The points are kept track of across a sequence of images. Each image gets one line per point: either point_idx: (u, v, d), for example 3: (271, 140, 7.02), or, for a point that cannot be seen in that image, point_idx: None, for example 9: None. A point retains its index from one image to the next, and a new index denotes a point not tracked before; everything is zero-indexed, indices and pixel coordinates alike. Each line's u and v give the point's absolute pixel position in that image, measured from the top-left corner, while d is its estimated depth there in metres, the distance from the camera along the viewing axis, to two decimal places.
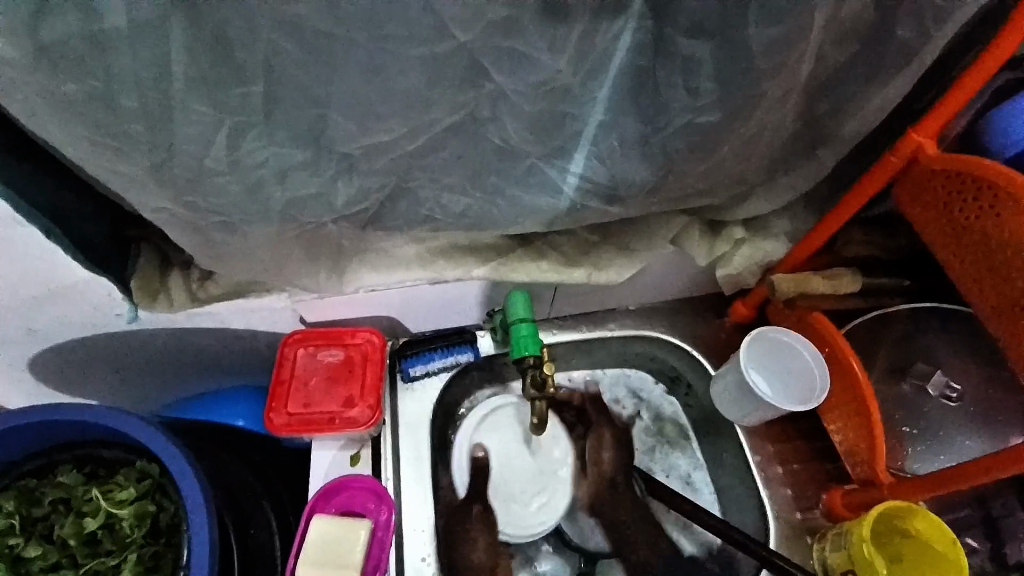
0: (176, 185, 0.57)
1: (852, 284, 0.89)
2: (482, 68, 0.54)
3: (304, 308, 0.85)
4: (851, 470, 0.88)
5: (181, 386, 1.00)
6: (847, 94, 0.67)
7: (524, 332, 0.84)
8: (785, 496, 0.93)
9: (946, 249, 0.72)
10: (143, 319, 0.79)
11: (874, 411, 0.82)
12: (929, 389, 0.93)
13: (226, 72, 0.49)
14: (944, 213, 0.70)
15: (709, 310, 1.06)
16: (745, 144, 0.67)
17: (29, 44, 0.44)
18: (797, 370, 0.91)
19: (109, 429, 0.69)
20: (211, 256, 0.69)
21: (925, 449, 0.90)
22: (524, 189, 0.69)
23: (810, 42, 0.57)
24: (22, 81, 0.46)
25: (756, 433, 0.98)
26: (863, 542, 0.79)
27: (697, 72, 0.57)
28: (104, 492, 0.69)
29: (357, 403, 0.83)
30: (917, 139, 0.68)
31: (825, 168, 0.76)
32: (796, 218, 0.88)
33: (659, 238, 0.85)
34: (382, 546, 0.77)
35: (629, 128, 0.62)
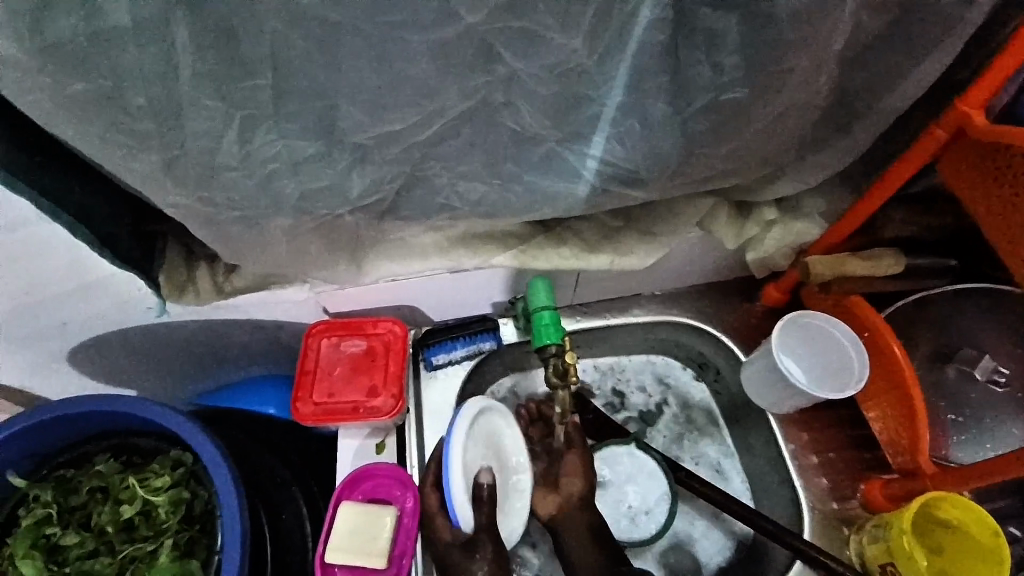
0: (191, 181, 0.57)
1: (894, 265, 0.84)
2: (491, 51, 0.51)
3: (326, 299, 0.86)
4: (892, 460, 0.85)
5: (213, 375, 1.03)
6: (888, 61, 0.62)
7: (546, 320, 0.83)
8: (821, 486, 0.90)
9: (997, 226, 0.67)
10: (172, 312, 0.81)
11: (915, 399, 0.78)
12: (976, 373, 0.88)
13: (233, 66, 0.48)
14: (997, 188, 0.65)
15: (738, 294, 1.02)
16: (775, 120, 0.63)
17: (40, 46, 0.45)
18: (833, 356, 0.87)
19: (143, 419, 0.72)
20: (231, 250, 0.69)
21: (971, 438, 0.85)
22: (541, 175, 0.66)
23: (847, 7, 0.53)
24: (37, 83, 0.47)
25: (789, 421, 0.94)
26: (904, 534, 0.75)
27: (720, 45, 0.53)
28: (139, 480, 0.72)
29: (381, 392, 0.83)
30: (965, 111, 0.63)
31: (863, 142, 0.71)
32: (831, 196, 0.84)
33: (685, 221, 0.81)
34: (408, 534, 0.78)
35: (649, 108, 0.59)
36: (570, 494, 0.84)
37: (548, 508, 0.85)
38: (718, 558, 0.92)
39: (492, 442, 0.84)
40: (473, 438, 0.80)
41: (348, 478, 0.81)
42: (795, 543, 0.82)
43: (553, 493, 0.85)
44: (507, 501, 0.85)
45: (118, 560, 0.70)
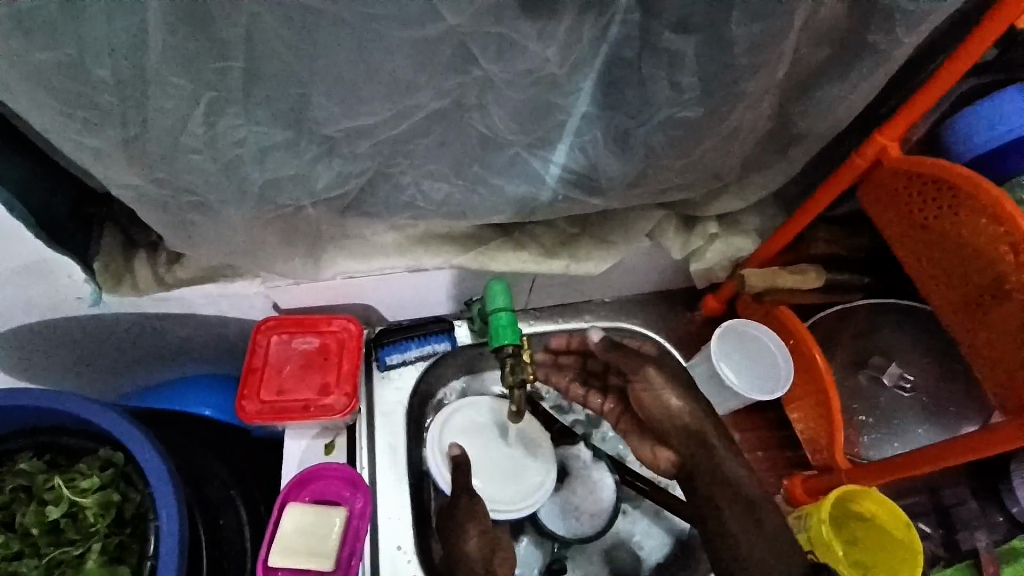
0: (148, 161, 0.55)
1: (817, 279, 0.92)
2: (469, 53, 0.53)
3: (278, 295, 0.84)
4: (812, 457, 0.93)
5: (145, 374, 0.96)
6: (818, 97, 0.70)
7: (503, 321, 0.85)
8: (750, 482, 0.98)
9: (905, 245, 0.76)
10: (108, 303, 0.76)
11: (833, 400, 0.87)
12: (883, 379, 0.99)
13: (205, 45, 0.47)
14: (904, 213, 0.74)
15: (681, 304, 1.09)
16: (723, 142, 0.69)
17: None
18: (765, 361, 0.94)
19: (73, 416, 0.67)
20: (183, 238, 0.67)
21: (881, 438, 0.95)
22: (506, 178, 0.69)
23: (790, 43, 0.59)
24: None
25: (726, 423, 1.01)
26: (823, 524, 0.81)
27: (679, 67, 0.58)
28: (66, 481, 0.67)
29: (334, 390, 0.82)
30: (881, 142, 0.72)
31: (796, 167, 0.79)
32: (766, 215, 0.92)
33: (636, 232, 0.86)
34: (356, 537, 0.76)
35: (612, 120, 0.64)
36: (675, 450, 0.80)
37: (666, 456, 0.81)
38: (657, 554, 0.96)
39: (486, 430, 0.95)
40: (452, 428, 0.94)
41: (295, 478, 0.79)
42: None
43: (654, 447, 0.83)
44: (516, 478, 0.92)
45: (43, 564, 0.65)
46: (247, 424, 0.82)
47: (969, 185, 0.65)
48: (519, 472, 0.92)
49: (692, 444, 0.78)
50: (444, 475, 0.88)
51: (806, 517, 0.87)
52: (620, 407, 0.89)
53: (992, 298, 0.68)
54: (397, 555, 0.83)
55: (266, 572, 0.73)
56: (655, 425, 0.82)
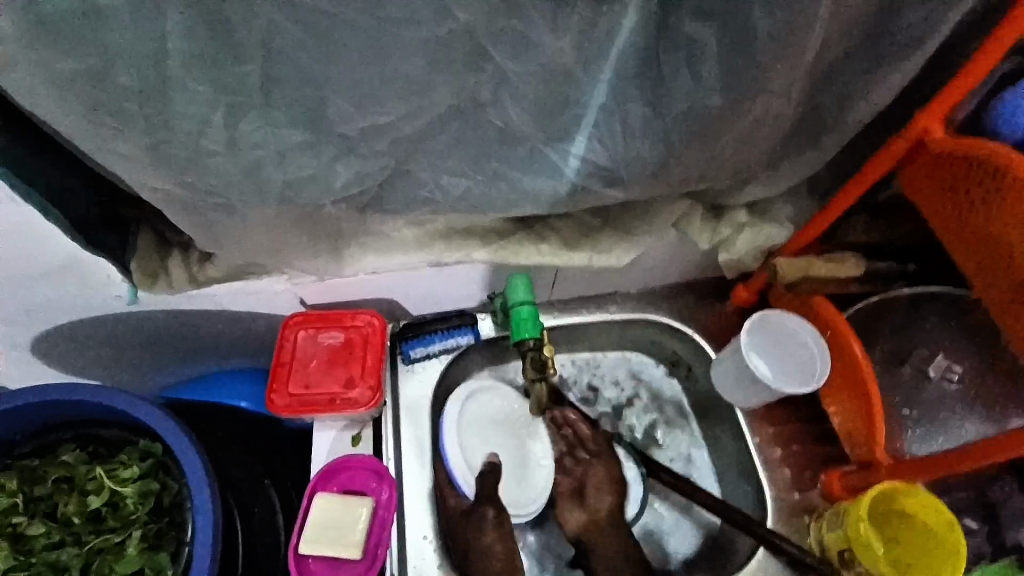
0: (170, 165, 0.56)
1: (855, 269, 0.88)
2: (481, 49, 0.52)
3: (304, 291, 0.85)
4: (849, 452, 0.88)
5: (182, 367, 1.00)
6: (855, 77, 0.65)
7: (523, 315, 0.84)
8: (784, 477, 0.94)
9: (949, 230, 0.72)
10: (144, 300, 0.79)
11: (873, 395, 0.82)
12: (930, 372, 0.93)
13: (220, 53, 0.48)
14: (950, 197, 0.69)
15: (710, 294, 1.06)
16: (750, 129, 0.66)
17: (17, 21, 0.43)
18: (797, 354, 0.91)
19: (109, 409, 0.71)
20: (210, 240, 0.69)
21: (924, 435, 0.91)
22: (525, 172, 0.68)
23: (822, 24, 0.55)
24: (8, 58, 0.45)
25: (756, 416, 0.98)
26: (861, 522, 0.79)
27: (701, 54, 0.56)
28: (107, 471, 0.70)
29: (359, 383, 0.83)
30: (924, 122, 0.67)
31: (831, 153, 0.75)
32: (800, 202, 0.87)
33: (660, 222, 0.84)
34: (383, 527, 0.78)
35: (632, 111, 0.61)
36: (598, 509, 0.91)
37: (576, 521, 0.91)
38: (686, 549, 0.95)
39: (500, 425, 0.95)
40: (466, 425, 0.93)
41: (322, 469, 0.81)
42: (760, 531, 0.85)
43: (579, 507, 0.92)
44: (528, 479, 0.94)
45: (84, 551, 0.68)
46: (276, 416, 0.84)
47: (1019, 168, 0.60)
48: (525, 477, 0.94)
49: (600, 532, 0.90)
50: (469, 483, 0.87)
51: (841, 515, 0.84)
52: (570, 491, 0.93)
53: None
54: (424, 545, 0.86)
55: (298, 559, 0.75)
56: (593, 510, 0.91)
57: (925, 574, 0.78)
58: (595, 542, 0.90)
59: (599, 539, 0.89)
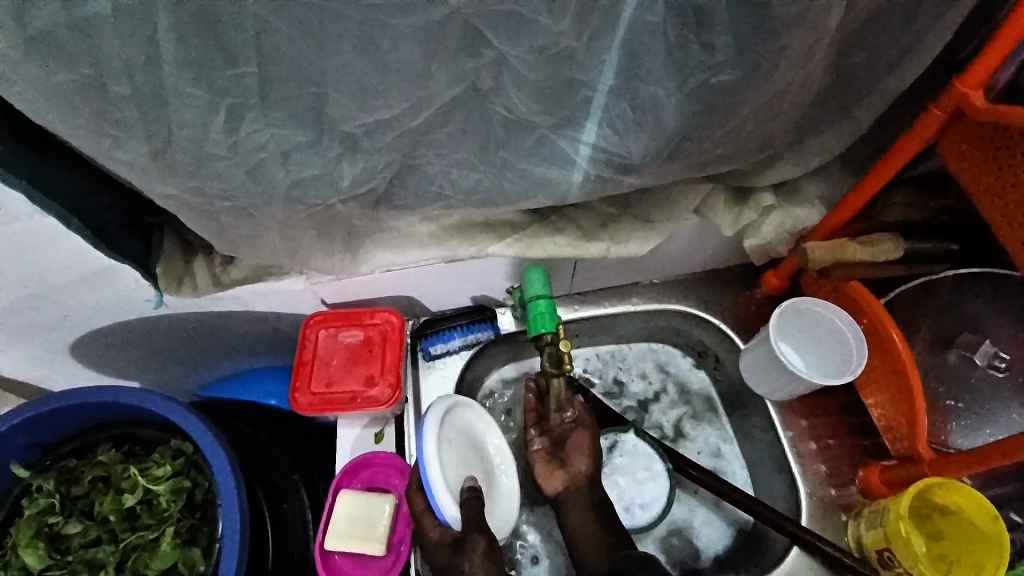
0: (181, 171, 0.57)
1: (893, 250, 0.81)
2: (479, 35, 0.51)
3: (324, 290, 0.86)
4: (891, 446, 0.84)
5: (214, 367, 1.03)
6: (886, 40, 0.61)
7: (541, 309, 0.83)
8: (818, 473, 0.89)
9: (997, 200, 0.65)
10: (170, 304, 0.81)
11: (914, 385, 0.77)
12: (976, 359, 0.87)
13: (217, 55, 0.48)
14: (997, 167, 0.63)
15: (738, 281, 1.01)
16: (770, 104, 0.62)
17: (23, 37, 0.44)
18: (832, 343, 0.87)
19: (143, 410, 0.73)
20: (226, 241, 0.70)
21: (971, 424, 0.85)
22: (534, 162, 0.66)
23: None
24: (21, 74, 0.47)
25: (788, 409, 0.93)
26: (901, 520, 0.75)
27: (712, 26, 0.53)
28: (140, 470, 0.73)
29: (378, 381, 0.84)
30: (962, 91, 0.61)
31: (861, 125, 0.70)
32: (831, 180, 0.82)
33: (681, 209, 0.81)
34: (406, 522, 0.79)
35: (643, 93, 0.59)
36: (576, 473, 0.85)
37: (555, 484, 0.86)
38: (717, 545, 0.92)
39: (466, 434, 0.82)
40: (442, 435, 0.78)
41: (346, 466, 0.82)
42: (790, 527, 0.82)
43: (559, 470, 0.86)
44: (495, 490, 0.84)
45: (121, 548, 0.71)
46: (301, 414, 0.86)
47: None
48: (493, 489, 0.84)
49: (578, 494, 0.84)
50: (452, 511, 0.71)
51: (880, 512, 0.80)
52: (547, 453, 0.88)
53: None
54: None
55: (323, 554, 0.76)
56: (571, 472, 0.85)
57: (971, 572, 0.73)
58: (570, 502, 0.84)
59: (575, 500, 0.83)
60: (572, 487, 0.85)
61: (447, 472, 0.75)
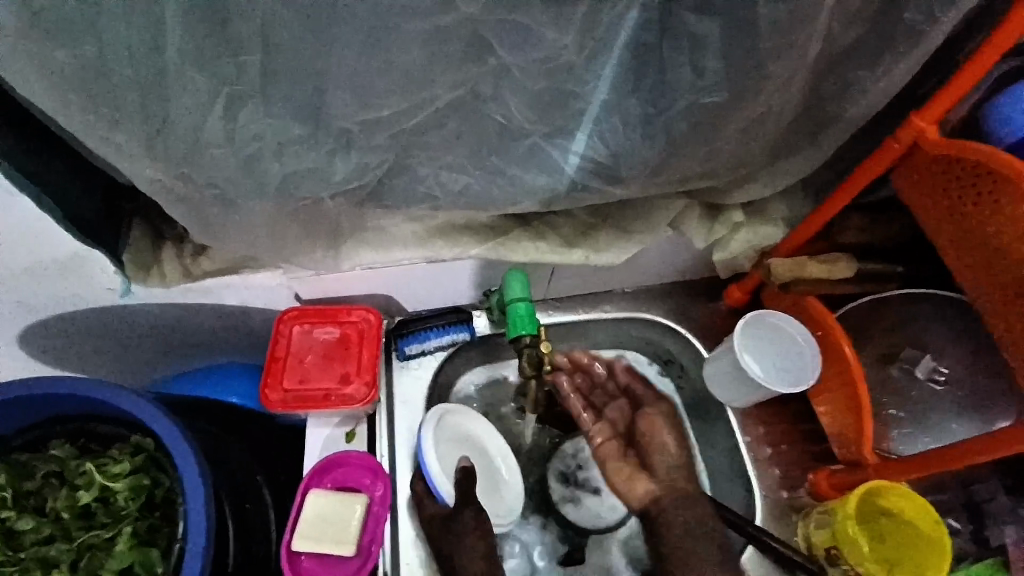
0: (168, 157, 0.55)
1: (847, 269, 0.89)
2: (485, 42, 0.52)
3: (301, 286, 0.84)
4: (838, 452, 0.90)
5: (173, 363, 0.99)
6: (851, 77, 0.67)
7: (522, 311, 0.84)
8: (773, 476, 0.95)
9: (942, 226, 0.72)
10: (136, 294, 0.78)
11: (863, 396, 0.84)
12: (916, 371, 0.96)
13: (222, 41, 0.48)
14: (943, 198, 0.70)
15: (702, 294, 1.06)
16: (749, 127, 0.66)
17: (21, 9, 0.43)
18: (790, 356, 0.91)
19: (102, 403, 0.69)
20: (204, 231, 0.68)
21: (910, 433, 0.92)
22: (525, 169, 0.68)
23: (821, 23, 0.56)
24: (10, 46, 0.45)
25: (747, 416, 0.99)
26: (848, 521, 0.80)
27: (703, 50, 0.56)
28: (97, 465, 0.69)
29: (354, 380, 0.82)
30: (919, 125, 0.68)
31: (826, 153, 0.76)
32: (794, 202, 0.89)
33: (657, 221, 0.84)
34: (377, 522, 0.78)
35: (632, 109, 0.62)
36: (672, 479, 0.88)
37: (640, 493, 0.89)
38: None
39: (467, 435, 0.90)
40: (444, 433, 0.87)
41: (317, 465, 0.81)
42: (749, 529, 0.86)
43: (643, 474, 0.90)
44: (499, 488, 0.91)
45: (75, 547, 0.68)
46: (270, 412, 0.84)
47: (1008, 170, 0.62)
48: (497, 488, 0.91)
49: (678, 505, 0.85)
50: (446, 490, 0.81)
51: (830, 513, 0.85)
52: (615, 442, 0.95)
53: None
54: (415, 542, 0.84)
55: (290, 556, 0.75)
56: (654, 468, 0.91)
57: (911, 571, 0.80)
58: (661, 518, 0.84)
59: (663, 514, 0.84)
60: (665, 500, 0.86)
61: (445, 461, 0.85)
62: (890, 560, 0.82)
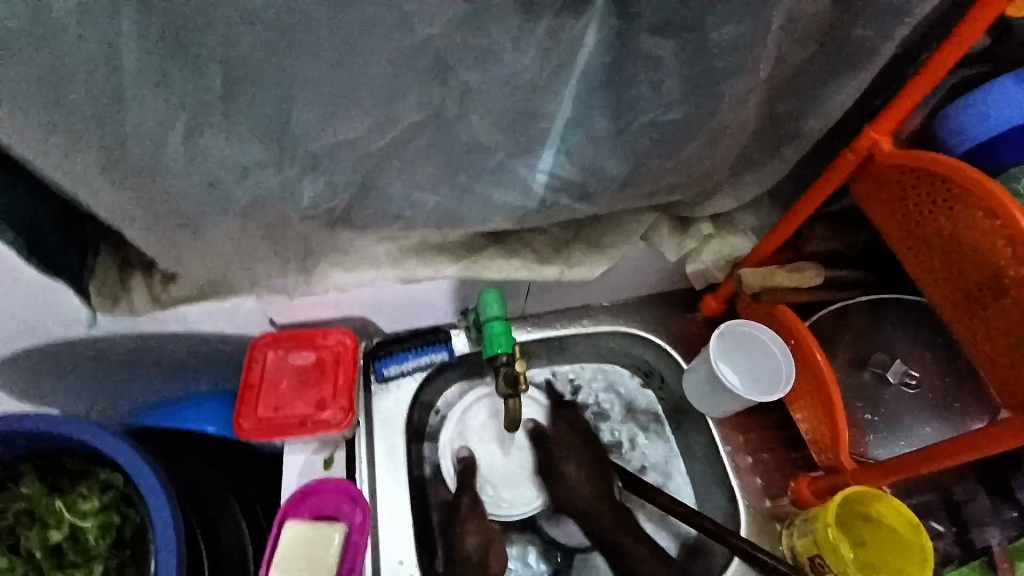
0: (132, 183, 0.55)
1: (816, 276, 0.90)
2: (447, 63, 0.53)
3: (274, 309, 0.84)
4: (817, 458, 0.91)
5: (145, 393, 0.97)
6: (807, 91, 0.69)
7: (497, 330, 0.84)
8: (755, 485, 0.96)
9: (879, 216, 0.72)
10: (103, 323, 0.76)
11: (838, 403, 0.85)
12: (888, 377, 0.97)
13: (182, 66, 0.48)
14: (900, 207, 0.73)
15: (680, 305, 1.07)
16: (713, 141, 0.67)
17: None
18: (764, 361, 0.93)
19: (66, 438, 0.67)
20: (172, 256, 0.67)
21: (887, 437, 0.94)
22: (495, 186, 0.67)
23: (771, 41, 0.58)
24: None
25: (727, 425, 1.00)
26: (828, 527, 0.81)
27: (661, 68, 0.58)
28: (66, 503, 0.67)
29: (330, 404, 0.81)
30: (874, 136, 0.71)
31: (789, 164, 0.78)
32: (762, 213, 0.91)
33: (630, 234, 0.84)
34: (357, 550, 0.75)
35: (598, 125, 0.63)
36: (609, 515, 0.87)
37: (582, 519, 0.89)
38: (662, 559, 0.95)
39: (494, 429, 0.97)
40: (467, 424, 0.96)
41: (294, 495, 0.79)
42: (736, 541, 0.86)
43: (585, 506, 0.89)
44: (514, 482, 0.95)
45: None
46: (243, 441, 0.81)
47: (962, 177, 0.64)
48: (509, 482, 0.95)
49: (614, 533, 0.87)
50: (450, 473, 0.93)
51: (812, 520, 0.85)
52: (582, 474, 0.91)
53: (990, 295, 0.67)
54: (399, 568, 0.84)
55: None
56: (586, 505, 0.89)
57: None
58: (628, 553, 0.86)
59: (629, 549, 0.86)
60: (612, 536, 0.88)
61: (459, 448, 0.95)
62: (871, 567, 0.82)
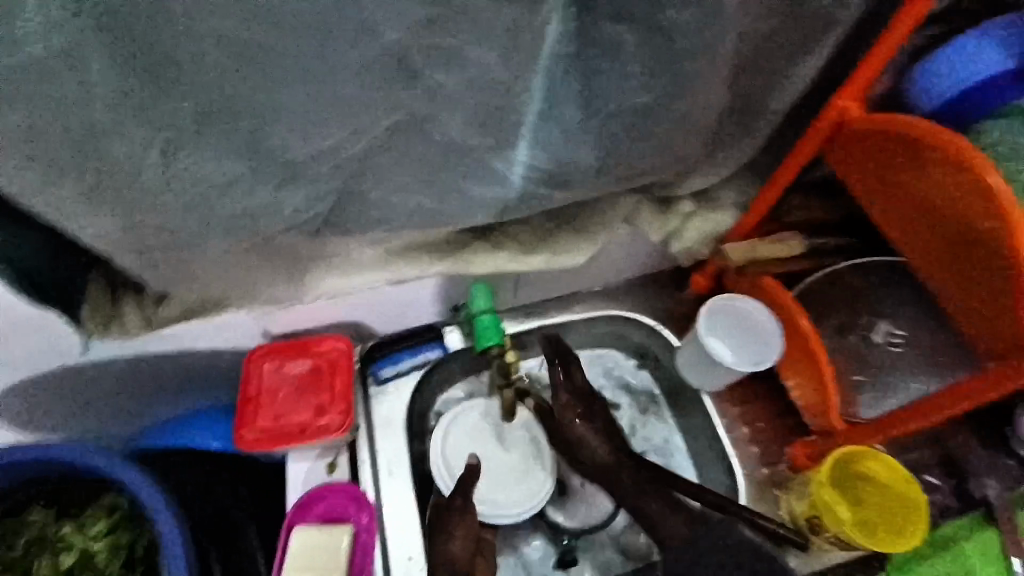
0: (114, 208, 0.56)
1: (798, 246, 0.94)
2: (414, 65, 0.54)
3: (270, 321, 0.85)
4: (811, 421, 0.93)
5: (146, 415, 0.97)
6: (773, 65, 0.70)
7: (487, 323, 0.87)
8: (754, 454, 0.98)
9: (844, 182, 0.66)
10: (98, 348, 0.77)
11: (826, 369, 0.86)
12: (874, 338, 0.99)
13: (151, 89, 0.48)
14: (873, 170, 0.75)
15: (669, 284, 1.09)
16: (685, 120, 0.68)
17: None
18: (755, 333, 0.94)
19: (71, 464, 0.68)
20: (160, 276, 0.67)
21: (877, 397, 0.95)
22: (474, 183, 0.69)
23: (732, 19, 0.59)
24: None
25: (722, 397, 1.02)
26: (823, 488, 0.82)
27: (626, 54, 0.59)
28: (76, 527, 0.69)
29: (329, 410, 0.82)
30: (843, 104, 0.73)
31: (763, 137, 0.79)
32: (742, 188, 0.92)
33: (613, 219, 0.87)
34: (365, 551, 0.77)
35: (570, 114, 0.64)
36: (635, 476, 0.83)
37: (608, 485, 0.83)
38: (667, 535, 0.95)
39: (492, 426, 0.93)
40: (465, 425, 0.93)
41: (299, 501, 0.80)
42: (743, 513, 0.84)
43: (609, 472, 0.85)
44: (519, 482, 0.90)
45: None
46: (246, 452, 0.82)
47: (925, 139, 0.65)
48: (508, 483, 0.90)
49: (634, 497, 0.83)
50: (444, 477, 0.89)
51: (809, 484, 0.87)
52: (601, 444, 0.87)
53: (960, 252, 0.69)
54: (409, 565, 0.84)
55: None
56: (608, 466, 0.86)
57: (890, 531, 0.81)
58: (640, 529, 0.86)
59: None
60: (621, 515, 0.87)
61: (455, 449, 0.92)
62: (871, 526, 0.82)
